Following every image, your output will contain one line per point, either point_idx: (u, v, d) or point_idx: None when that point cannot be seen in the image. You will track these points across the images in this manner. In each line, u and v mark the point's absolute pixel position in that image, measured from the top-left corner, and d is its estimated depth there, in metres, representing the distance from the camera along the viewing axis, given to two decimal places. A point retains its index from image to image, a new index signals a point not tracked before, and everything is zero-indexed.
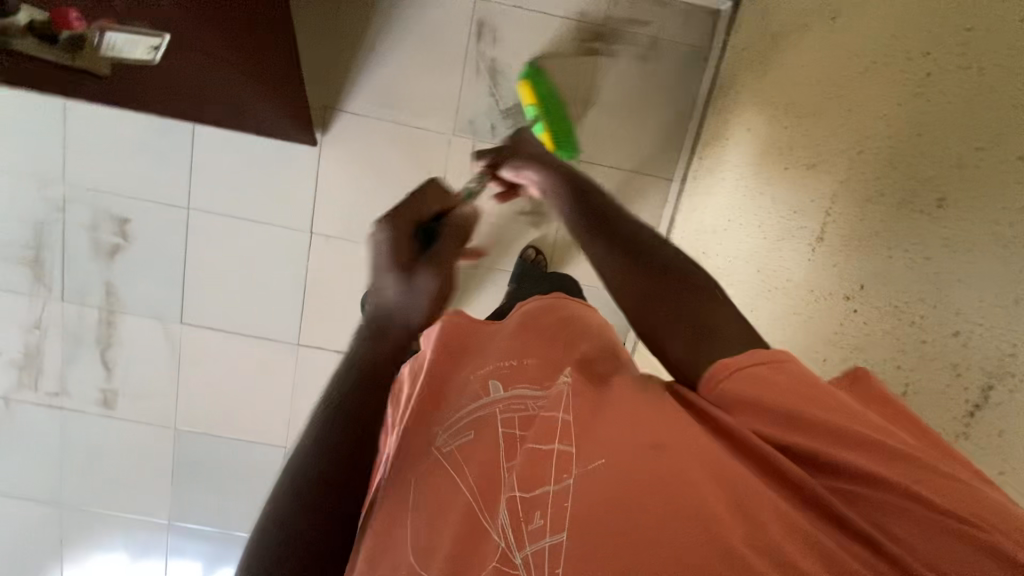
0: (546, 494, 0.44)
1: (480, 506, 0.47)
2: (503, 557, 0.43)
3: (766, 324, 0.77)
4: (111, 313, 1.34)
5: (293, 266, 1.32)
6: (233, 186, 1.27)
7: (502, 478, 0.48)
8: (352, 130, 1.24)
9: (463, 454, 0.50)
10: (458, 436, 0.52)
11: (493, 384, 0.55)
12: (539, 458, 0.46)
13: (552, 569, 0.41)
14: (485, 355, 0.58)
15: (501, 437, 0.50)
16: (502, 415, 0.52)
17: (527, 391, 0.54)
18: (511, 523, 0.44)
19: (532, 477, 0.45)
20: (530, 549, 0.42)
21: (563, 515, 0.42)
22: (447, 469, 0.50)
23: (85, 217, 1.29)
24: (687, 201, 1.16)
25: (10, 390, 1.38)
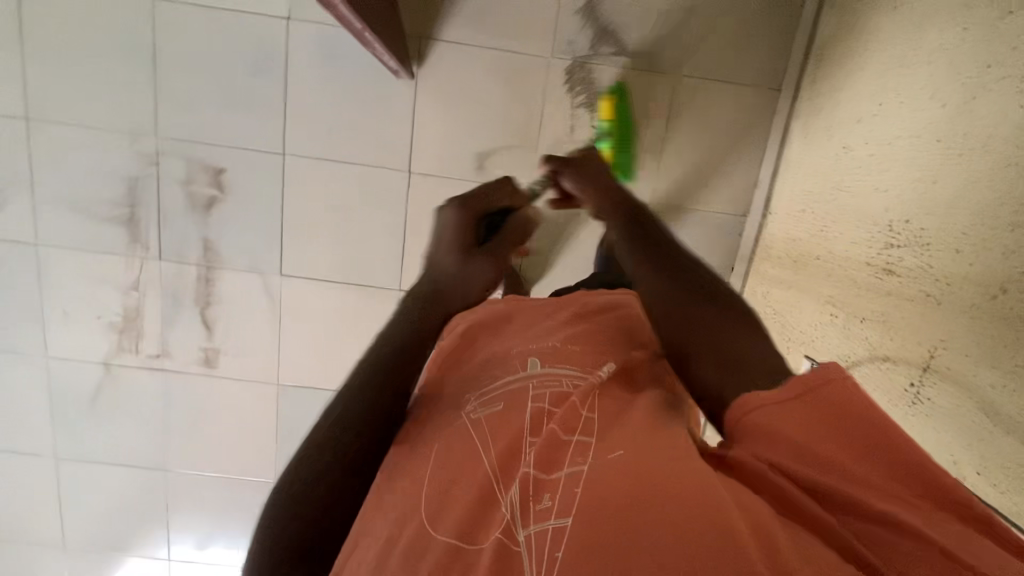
0: (558, 478, 0.47)
1: (495, 483, 0.49)
2: (507, 532, 0.45)
3: (960, 187, 0.73)
4: (209, 269, 1.32)
5: (391, 207, 1.29)
6: (327, 128, 1.24)
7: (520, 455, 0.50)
8: (450, 60, 1.21)
9: (491, 427, 0.53)
10: (489, 409, 0.55)
11: (532, 362, 0.58)
12: (561, 442, 0.49)
13: (552, 551, 0.42)
14: (533, 342, 0.62)
15: (530, 415, 0.53)
16: (534, 392, 0.55)
17: (567, 370, 0.57)
18: (519, 501, 0.46)
19: (551, 460, 0.48)
20: (533, 528, 0.44)
21: (571, 497, 0.44)
22: (465, 438, 0.53)
23: (178, 170, 1.26)
24: (811, 104, 1.13)
25: (111, 355, 1.37)
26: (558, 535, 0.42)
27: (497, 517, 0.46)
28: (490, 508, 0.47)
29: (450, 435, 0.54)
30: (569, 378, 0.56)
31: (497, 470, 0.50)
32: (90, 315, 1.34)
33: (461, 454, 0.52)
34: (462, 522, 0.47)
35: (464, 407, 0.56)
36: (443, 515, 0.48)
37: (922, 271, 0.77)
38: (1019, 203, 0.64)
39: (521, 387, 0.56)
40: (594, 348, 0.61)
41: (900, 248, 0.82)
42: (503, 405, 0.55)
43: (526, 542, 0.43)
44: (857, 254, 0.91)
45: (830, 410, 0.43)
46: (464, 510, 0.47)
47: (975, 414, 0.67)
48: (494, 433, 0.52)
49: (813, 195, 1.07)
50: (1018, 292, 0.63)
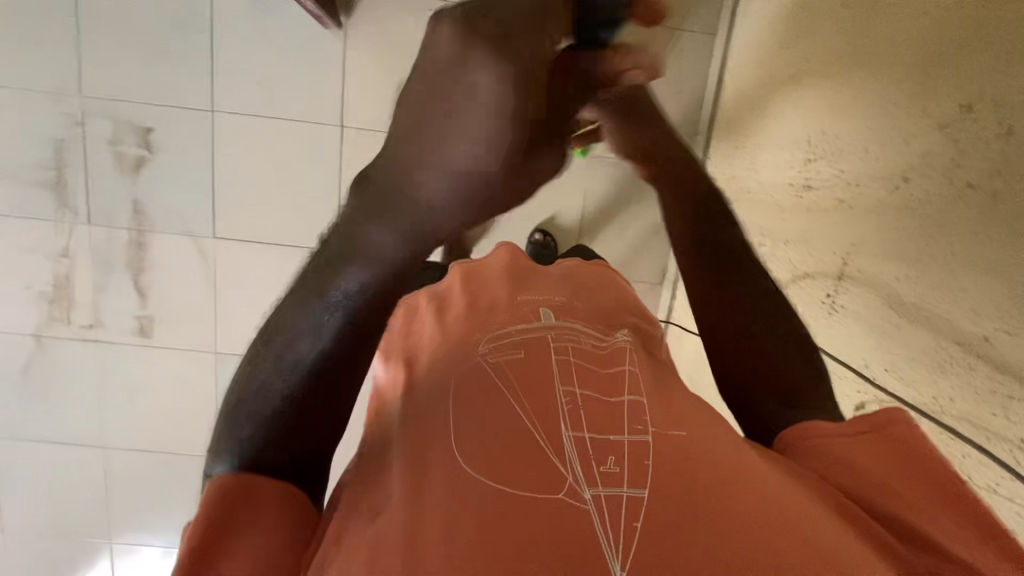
0: (621, 444, 0.45)
1: (537, 429, 0.47)
2: (570, 492, 0.42)
3: (867, 86, 0.71)
4: (140, 233, 1.28)
5: (326, 165, 1.26)
6: (257, 83, 1.22)
7: (559, 409, 0.49)
8: (379, 10, 1.19)
9: (520, 374, 0.52)
10: (507, 355, 0.55)
11: (544, 312, 0.63)
12: (606, 406, 0.50)
13: (630, 522, 0.39)
14: (541, 300, 0.67)
15: (558, 369, 0.53)
16: (557, 349, 0.56)
17: (580, 328, 0.62)
18: (581, 460, 0.44)
19: (600, 423, 0.48)
20: (603, 489, 0.41)
21: (641, 469, 0.43)
22: (497, 389, 0.51)
23: (104, 130, 1.23)
24: (741, 44, 1.12)
25: (41, 326, 1.33)
26: (633, 505, 0.40)
27: (561, 473, 0.43)
28: (541, 459, 0.44)
29: (478, 378, 0.52)
30: (588, 338, 0.60)
31: (542, 422, 0.47)
32: (18, 284, 1.30)
33: (494, 401, 0.49)
34: (513, 474, 0.43)
35: (475, 351, 0.56)
36: (479, 456, 0.45)
37: (836, 178, 0.75)
38: (919, 87, 0.62)
39: (541, 338, 0.58)
40: (604, 324, 0.66)
41: (817, 160, 0.80)
42: (527, 355, 0.55)
43: (594, 500, 0.41)
44: (782, 177, 0.89)
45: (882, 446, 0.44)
46: (507, 455, 0.44)
47: (885, 311, 0.63)
48: (522, 376, 0.52)
49: (745, 130, 1.05)
50: (919, 176, 0.60)
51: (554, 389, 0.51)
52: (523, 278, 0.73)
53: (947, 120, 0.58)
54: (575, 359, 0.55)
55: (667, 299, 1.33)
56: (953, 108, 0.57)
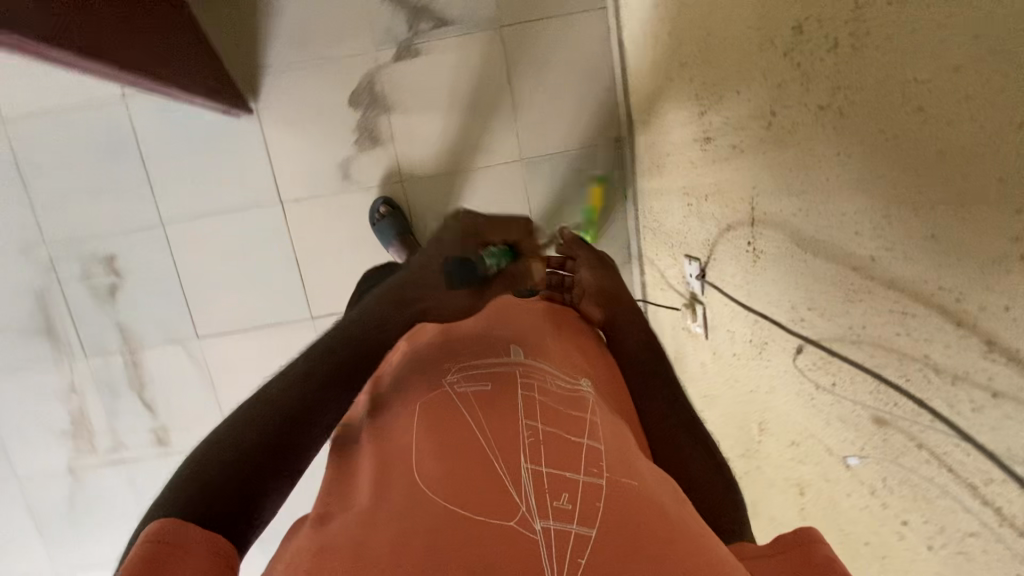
0: (576, 480, 0.46)
1: (498, 460, 0.47)
2: (522, 523, 0.42)
3: (726, 26, 0.69)
4: (133, 353, 1.36)
5: (277, 243, 1.30)
6: (194, 187, 1.27)
7: (522, 440, 0.49)
8: (283, 85, 1.23)
9: (486, 404, 0.53)
10: (476, 385, 0.55)
11: (514, 347, 0.62)
12: (567, 441, 0.50)
13: (575, 557, 0.40)
14: (510, 328, 0.67)
15: (524, 402, 0.53)
16: (527, 384, 0.56)
17: (547, 366, 0.61)
18: (536, 493, 0.44)
19: (559, 458, 0.48)
20: (552, 523, 0.42)
21: (592, 508, 0.43)
22: (462, 418, 0.51)
23: (76, 269, 1.31)
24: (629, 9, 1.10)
25: (72, 461, 1.41)
26: (579, 542, 0.41)
27: (514, 504, 0.43)
28: (496, 489, 0.44)
29: (446, 411, 0.52)
30: (554, 378, 0.59)
31: (503, 451, 0.48)
32: (42, 427, 1.39)
33: (456, 429, 0.50)
34: (470, 505, 0.43)
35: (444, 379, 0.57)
36: (436, 480, 0.45)
37: (726, 125, 0.73)
38: (762, 18, 0.60)
39: (512, 371, 0.57)
40: (574, 355, 0.66)
41: (709, 111, 0.78)
42: (498, 385, 0.55)
43: (543, 532, 0.41)
44: (688, 134, 0.87)
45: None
46: (462, 489, 0.44)
47: (793, 250, 0.61)
48: (488, 410, 0.52)
49: (651, 94, 1.02)
50: (783, 107, 0.58)
51: (518, 423, 0.51)
52: (495, 308, 0.72)
53: (788, 47, 0.56)
54: (539, 396, 0.55)
55: (637, 277, 1.30)
56: (790, 33, 0.55)
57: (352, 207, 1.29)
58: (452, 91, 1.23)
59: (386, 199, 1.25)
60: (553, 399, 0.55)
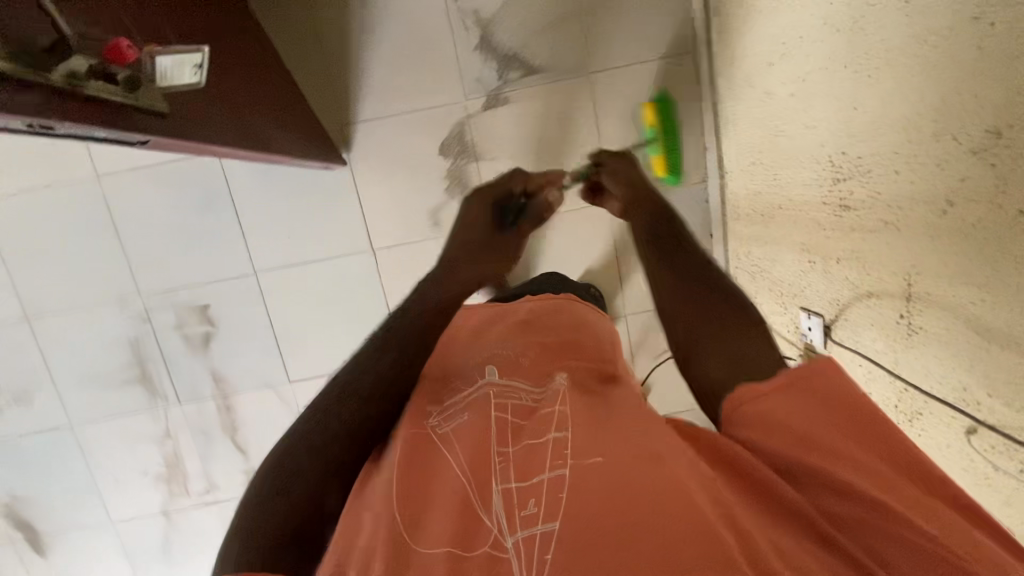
0: (538, 484, 0.50)
1: (472, 486, 0.52)
2: (495, 543, 0.47)
3: (878, 108, 0.71)
4: (226, 398, 1.38)
5: (369, 288, 1.33)
6: (288, 236, 1.30)
7: (491, 459, 0.54)
8: (374, 136, 1.25)
9: (454, 434, 0.58)
10: (450, 418, 0.60)
11: (489, 370, 0.66)
12: (534, 449, 0.54)
13: (542, 556, 0.45)
14: (487, 350, 0.71)
15: (496, 425, 0.57)
16: (497, 403, 0.60)
17: (520, 383, 0.64)
18: (503, 510, 0.49)
19: (527, 467, 0.52)
20: (521, 534, 0.47)
21: (555, 503, 0.48)
22: (438, 452, 0.56)
23: (170, 319, 1.33)
24: (724, 57, 1.11)
25: (166, 503, 1.44)
26: (546, 540, 0.46)
27: (483, 527, 0.49)
28: (469, 512, 0.50)
29: (424, 448, 0.57)
30: (528, 394, 0.62)
31: (471, 475, 0.53)
32: (137, 472, 1.42)
33: (429, 463, 0.56)
34: (454, 530, 0.49)
35: (427, 421, 0.61)
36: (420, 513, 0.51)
37: (873, 200, 0.74)
38: (937, 112, 0.61)
39: (482, 398, 0.61)
40: (557, 361, 0.70)
41: (846, 181, 0.79)
42: (468, 413, 0.60)
43: (513, 547, 0.46)
44: (812, 195, 0.88)
45: (829, 402, 0.48)
46: (455, 516, 0.50)
47: (967, 335, 0.63)
48: (461, 437, 0.57)
49: (757, 146, 1.03)
50: (965, 202, 0.60)
51: (488, 442, 0.56)
52: (481, 334, 0.76)
53: (977, 147, 0.57)
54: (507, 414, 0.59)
55: None
56: (981, 136, 0.56)
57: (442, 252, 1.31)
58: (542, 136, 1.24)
59: None
60: (521, 413, 0.59)
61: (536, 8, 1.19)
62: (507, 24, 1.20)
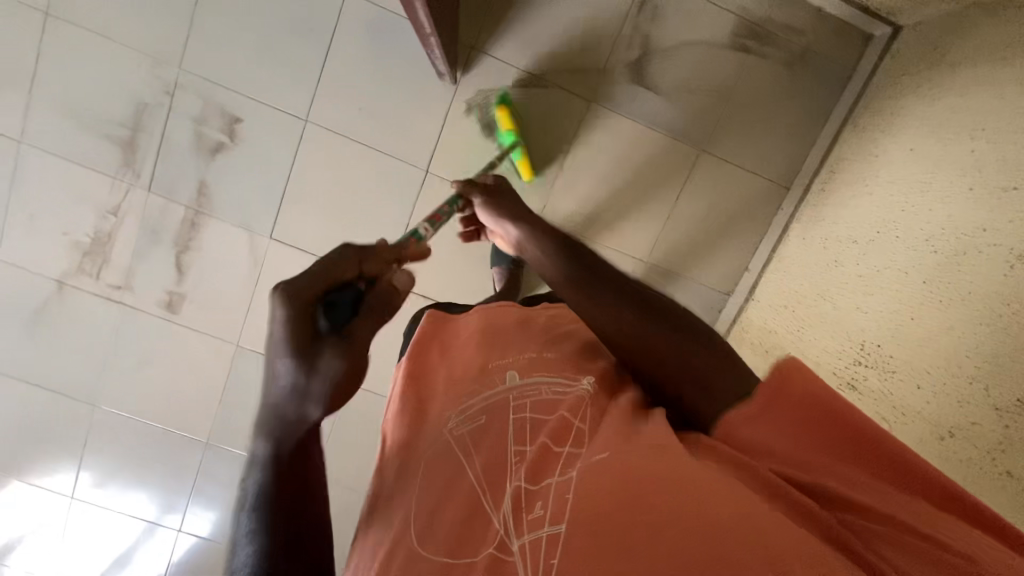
0: (548, 487, 0.51)
1: (486, 495, 0.53)
2: (502, 545, 0.49)
3: (931, 330, 0.80)
4: (197, 214, 1.28)
5: (399, 202, 1.28)
6: (358, 108, 1.23)
7: (509, 467, 0.55)
8: (493, 75, 1.23)
9: (473, 437, 0.58)
10: (471, 421, 0.59)
11: (510, 375, 0.63)
12: (550, 453, 0.54)
13: (548, 559, 0.45)
14: (510, 353, 0.66)
15: (515, 427, 0.57)
16: (514, 406, 0.59)
17: (547, 379, 0.62)
18: (514, 512, 0.50)
19: (541, 472, 0.53)
20: (528, 537, 0.48)
21: (562, 505, 0.48)
22: (456, 459, 0.57)
23: (193, 108, 1.22)
24: (816, 209, 1.19)
25: (67, 274, 1.30)
26: (551, 544, 0.46)
27: (493, 529, 0.50)
28: (480, 517, 0.52)
29: (442, 456, 0.57)
30: (550, 388, 0.61)
31: (487, 481, 0.54)
32: (57, 228, 1.27)
33: (446, 465, 0.56)
34: (456, 535, 0.51)
35: (445, 422, 0.60)
36: (441, 527, 0.52)
37: (882, 396, 0.84)
38: (982, 362, 0.71)
39: (504, 398, 0.60)
40: (569, 363, 0.65)
41: (866, 368, 0.89)
42: (487, 420, 0.59)
43: (519, 551, 0.47)
44: (827, 360, 0.98)
45: (816, 415, 0.50)
46: (464, 524, 0.51)
47: None
48: (480, 447, 0.57)
49: (797, 294, 1.14)
50: (963, 438, 0.71)
51: (506, 449, 0.56)
52: (496, 338, 0.70)
53: (1002, 406, 0.67)
54: (527, 415, 0.58)
55: None
56: (1009, 399, 0.66)
57: None
58: (633, 172, 1.28)
59: None
60: (542, 410, 0.59)
61: (696, 68, 1.24)
62: (663, 63, 1.24)
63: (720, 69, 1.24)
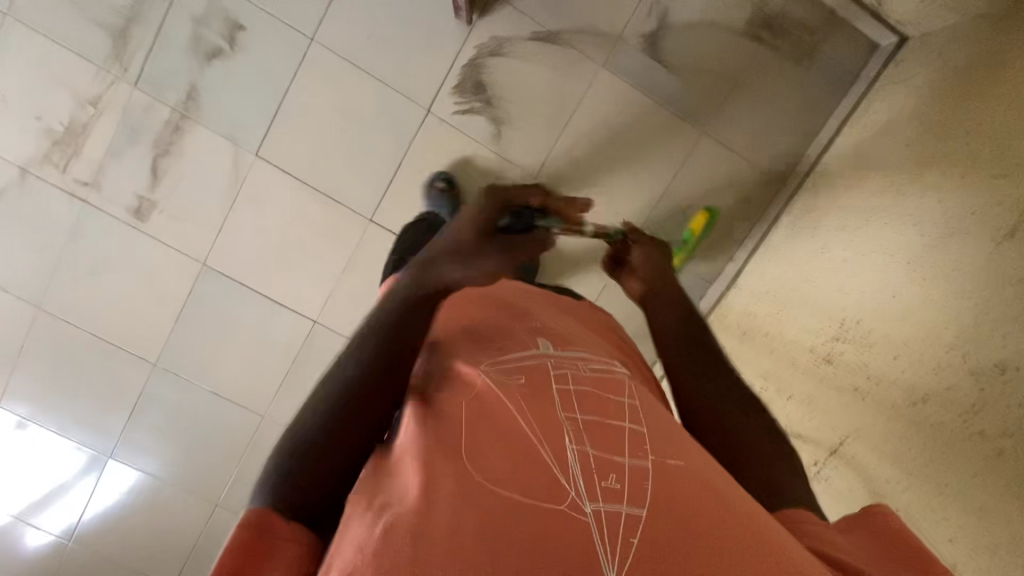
0: (623, 461, 0.47)
1: (543, 445, 0.47)
2: (572, 508, 0.43)
3: (913, 304, 0.81)
4: (183, 119, 1.22)
5: (396, 139, 1.25)
6: (368, 35, 1.20)
7: (566, 427, 0.49)
8: (509, 24, 1.22)
9: (523, 392, 0.52)
10: (512, 377, 0.54)
11: (543, 343, 0.60)
12: (610, 423, 0.50)
13: (627, 535, 0.41)
14: (534, 326, 0.64)
15: (565, 392, 0.53)
16: (561, 374, 0.55)
17: (582, 355, 0.59)
18: (582, 474, 0.45)
19: (602, 440, 0.48)
20: (603, 505, 0.43)
21: (640, 487, 0.45)
22: (502, 410, 0.50)
23: (195, 7, 1.18)
24: (809, 201, 1.20)
25: (31, 162, 1.22)
26: (631, 519, 0.42)
27: (561, 487, 0.44)
28: (540, 473, 0.45)
29: (488, 407, 0.51)
30: (592, 365, 0.58)
31: (546, 436, 0.48)
32: (29, 110, 1.20)
33: (497, 415, 0.50)
34: (511, 484, 0.44)
35: (479, 370, 0.55)
36: (489, 472, 0.45)
37: (858, 367, 0.84)
38: (962, 333, 0.71)
39: (547, 365, 0.56)
40: (596, 346, 0.64)
41: (845, 342, 0.89)
42: (536, 381, 0.54)
43: (593, 515, 0.42)
44: (804, 338, 0.98)
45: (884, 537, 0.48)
46: (522, 476, 0.45)
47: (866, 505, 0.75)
48: (530, 401, 0.51)
49: (782, 280, 1.14)
50: (938, 404, 0.71)
51: (558, 414, 0.50)
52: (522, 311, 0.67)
53: (979, 370, 0.67)
54: (579, 385, 0.54)
55: None
56: (987, 364, 0.67)
57: (483, 163, 1.27)
58: (642, 152, 1.28)
59: (444, 175, 1.24)
60: (594, 384, 0.55)
61: (709, 48, 1.25)
62: (677, 40, 1.25)
63: (731, 55, 1.25)
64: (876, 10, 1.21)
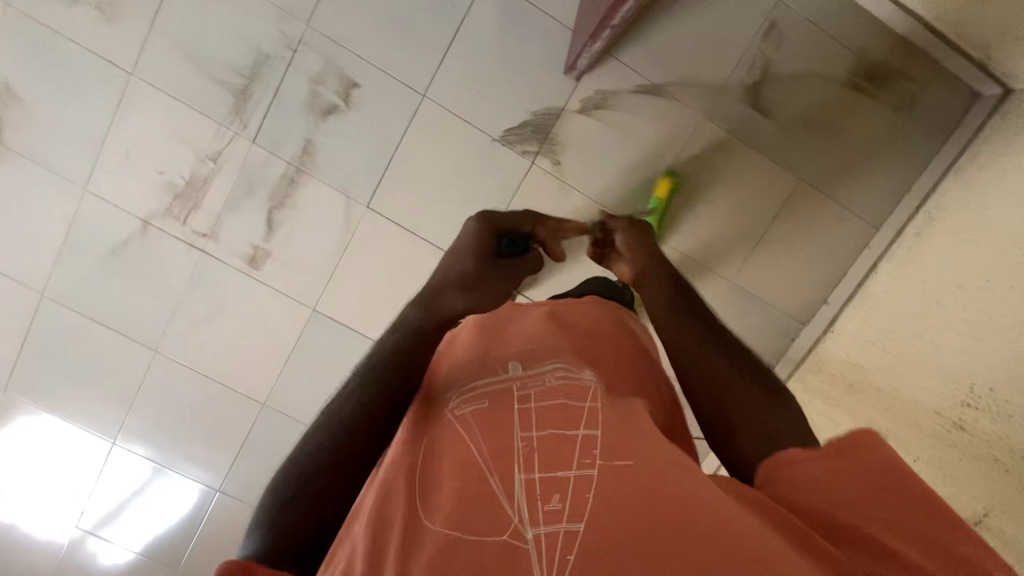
0: (566, 478, 0.50)
1: (491, 473, 0.52)
2: (515, 534, 0.47)
3: None
4: (298, 172, 1.26)
5: (501, 188, 1.29)
6: (477, 90, 1.24)
7: (515, 450, 0.53)
8: (614, 78, 1.25)
9: (479, 419, 0.57)
10: (474, 406, 0.59)
11: (513, 364, 0.64)
12: (563, 441, 0.54)
13: (563, 556, 0.45)
14: (517, 344, 0.68)
15: (518, 415, 0.57)
16: (522, 393, 0.59)
17: (550, 366, 0.63)
18: (527, 501, 0.49)
19: (556, 460, 0.52)
20: (543, 529, 0.47)
21: (581, 501, 0.48)
22: (462, 441, 0.56)
23: (313, 66, 1.22)
24: (912, 253, 1.22)
25: (154, 214, 1.27)
26: (569, 538, 0.46)
27: (505, 514, 0.49)
28: (490, 504, 0.50)
29: (451, 442, 0.56)
30: (554, 376, 0.61)
31: (493, 461, 0.53)
32: (153, 166, 1.25)
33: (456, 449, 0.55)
34: (460, 513, 0.50)
35: (449, 406, 0.60)
36: (447, 503, 0.51)
37: (998, 438, 0.88)
38: None
39: (508, 386, 0.60)
40: (571, 353, 0.67)
41: (977, 409, 0.93)
42: (493, 407, 0.58)
43: (534, 540, 0.46)
44: (929, 400, 1.01)
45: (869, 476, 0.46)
46: (472, 505, 0.50)
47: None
48: (484, 430, 0.56)
49: (890, 332, 1.16)
50: None
51: (512, 434, 0.55)
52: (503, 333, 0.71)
53: None
54: (533, 404, 0.58)
55: None
56: None
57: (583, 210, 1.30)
58: (738, 198, 1.31)
59: None
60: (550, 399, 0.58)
61: (810, 99, 1.27)
62: (778, 91, 1.27)
63: (832, 105, 1.27)
64: (983, 63, 1.21)
